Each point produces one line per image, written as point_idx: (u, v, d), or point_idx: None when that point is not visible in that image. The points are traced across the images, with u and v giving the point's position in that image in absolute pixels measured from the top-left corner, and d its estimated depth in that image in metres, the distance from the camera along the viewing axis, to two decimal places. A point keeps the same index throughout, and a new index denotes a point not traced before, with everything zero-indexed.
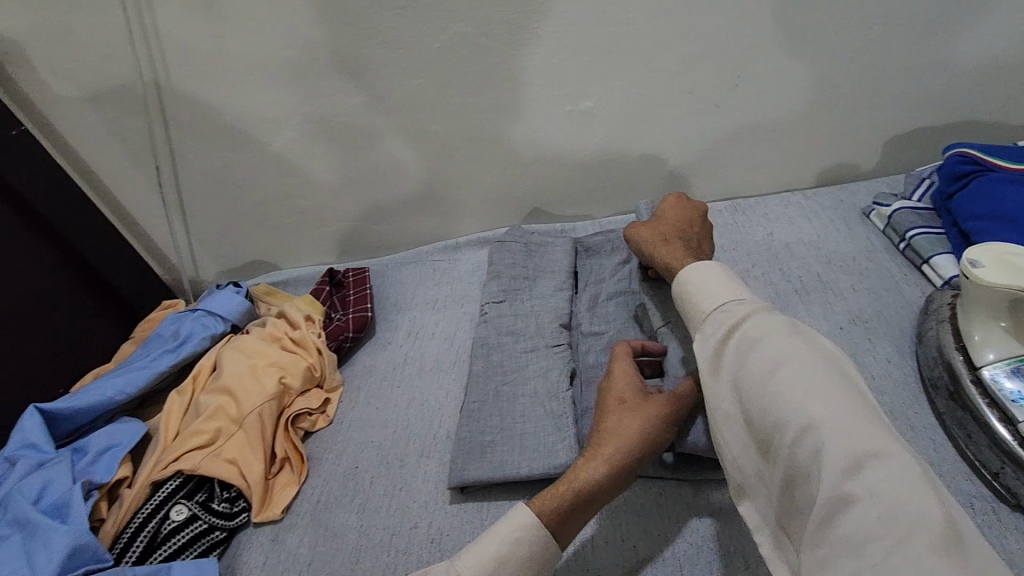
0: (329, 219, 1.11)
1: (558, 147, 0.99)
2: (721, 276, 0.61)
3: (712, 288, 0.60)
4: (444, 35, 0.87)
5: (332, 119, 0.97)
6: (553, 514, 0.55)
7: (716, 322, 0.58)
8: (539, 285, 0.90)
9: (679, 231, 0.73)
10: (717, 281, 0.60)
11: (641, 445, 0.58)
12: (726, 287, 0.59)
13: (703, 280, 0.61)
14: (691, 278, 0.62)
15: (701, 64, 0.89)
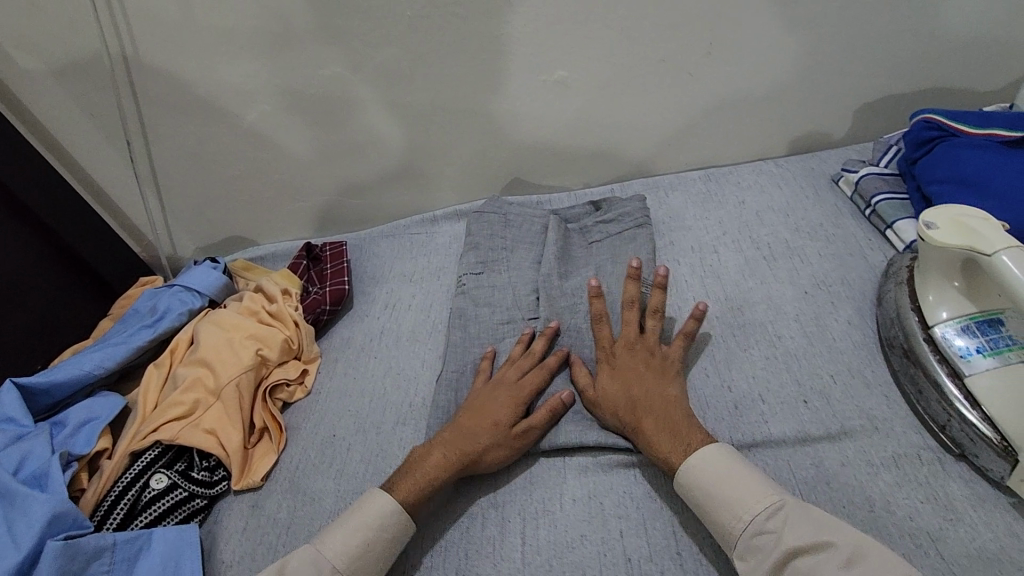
0: (306, 193, 1.10)
1: (534, 119, 0.98)
2: (733, 474, 0.56)
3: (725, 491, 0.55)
4: (413, 5, 0.86)
5: (304, 91, 0.96)
6: (404, 499, 0.61)
7: (756, 547, 0.51)
8: (515, 256, 0.90)
9: (641, 375, 0.66)
10: (736, 482, 0.55)
11: (490, 442, 0.64)
12: (736, 480, 0.55)
13: (706, 479, 0.56)
14: (708, 478, 0.56)
15: (674, 31, 0.89)
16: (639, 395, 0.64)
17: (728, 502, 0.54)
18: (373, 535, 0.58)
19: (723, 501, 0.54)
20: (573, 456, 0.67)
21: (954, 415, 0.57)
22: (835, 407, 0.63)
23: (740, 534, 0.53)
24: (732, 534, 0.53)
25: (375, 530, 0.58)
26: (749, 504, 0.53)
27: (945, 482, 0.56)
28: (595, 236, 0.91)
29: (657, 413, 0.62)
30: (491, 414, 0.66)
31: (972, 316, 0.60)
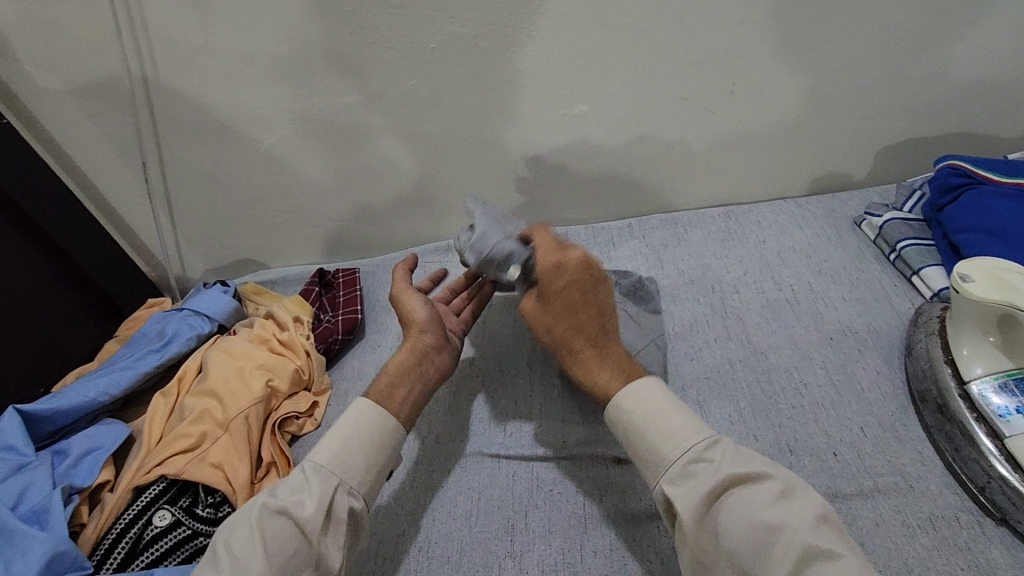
0: (320, 218, 1.09)
1: (552, 153, 0.98)
2: (664, 410, 0.56)
3: (654, 432, 0.56)
4: (437, 37, 0.86)
5: (323, 118, 0.96)
6: (377, 397, 0.62)
7: (694, 472, 0.52)
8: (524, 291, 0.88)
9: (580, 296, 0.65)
10: (659, 416, 0.56)
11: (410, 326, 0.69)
12: (680, 433, 0.55)
13: (642, 408, 0.57)
14: (634, 408, 0.57)
15: (694, 71, 0.89)
16: (586, 320, 0.65)
17: (660, 432, 0.56)
18: (351, 431, 0.59)
19: (655, 432, 0.56)
20: (593, 506, 0.64)
21: (995, 476, 0.54)
22: (866, 462, 0.61)
23: (677, 459, 0.53)
24: (662, 468, 0.54)
25: (352, 425, 0.59)
26: (682, 439, 0.54)
27: (985, 548, 0.53)
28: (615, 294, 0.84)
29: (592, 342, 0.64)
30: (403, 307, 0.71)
31: (1010, 372, 0.59)
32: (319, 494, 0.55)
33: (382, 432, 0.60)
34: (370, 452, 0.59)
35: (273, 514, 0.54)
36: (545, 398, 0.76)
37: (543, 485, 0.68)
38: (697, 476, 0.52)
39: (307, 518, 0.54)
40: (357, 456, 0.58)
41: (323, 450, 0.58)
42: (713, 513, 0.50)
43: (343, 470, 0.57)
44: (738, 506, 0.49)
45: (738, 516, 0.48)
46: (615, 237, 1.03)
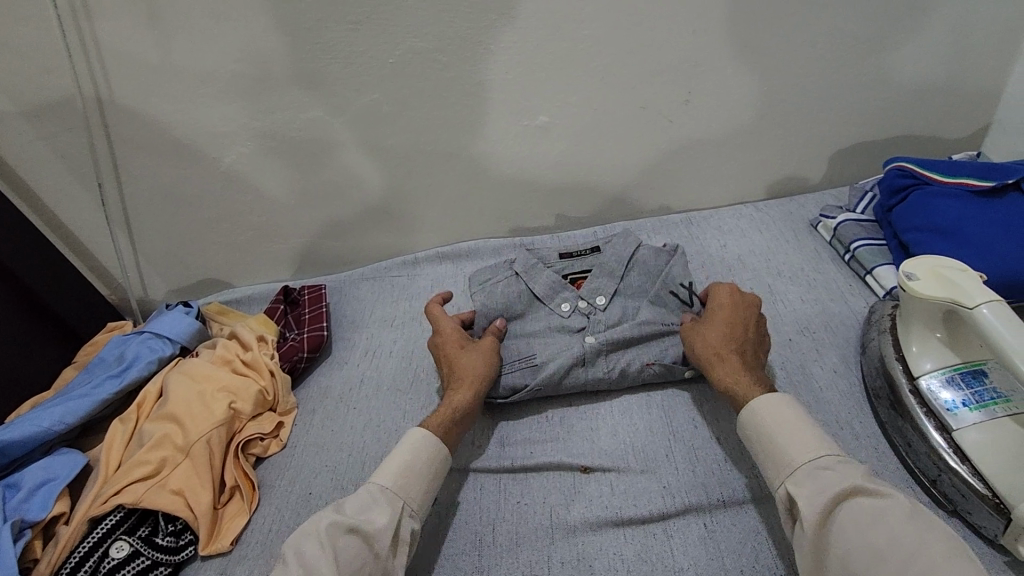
0: (285, 235, 1.08)
1: (517, 165, 0.99)
2: (796, 424, 0.58)
3: (785, 437, 0.57)
4: (396, 51, 0.86)
5: (284, 135, 0.95)
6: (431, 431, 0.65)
7: (822, 477, 0.53)
8: (533, 276, 0.84)
9: (751, 329, 0.70)
10: (793, 426, 0.58)
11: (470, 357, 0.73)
12: (801, 440, 0.56)
13: (771, 421, 0.59)
14: (769, 420, 0.59)
15: (652, 80, 0.90)
16: (742, 346, 0.68)
17: (791, 442, 0.57)
18: (410, 458, 0.62)
19: (781, 445, 0.57)
20: (562, 516, 0.64)
21: (944, 469, 0.56)
22: None
23: (805, 462, 0.55)
24: (788, 464, 0.56)
25: (411, 451, 0.62)
26: (809, 445, 0.55)
27: None
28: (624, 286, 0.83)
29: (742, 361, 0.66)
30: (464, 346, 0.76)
31: (956, 367, 0.60)
32: (385, 512, 0.57)
33: (436, 457, 0.63)
34: (426, 477, 0.62)
35: (343, 531, 0.55)
36: (512, 409, 0.76)
37: (516, 496, 0.67)
38: (823, 479, 0.53)
39: (377, 530, 0.55)
40: (415, 478, 0.61)
41: (384, 473, 0.61)
42: (834, 517, 0.50)
43: (403, 490, 0.60)
44: (862, 511, 0.49)
45: (856, 521, 0.49)
46: (581, 245, 1.04)
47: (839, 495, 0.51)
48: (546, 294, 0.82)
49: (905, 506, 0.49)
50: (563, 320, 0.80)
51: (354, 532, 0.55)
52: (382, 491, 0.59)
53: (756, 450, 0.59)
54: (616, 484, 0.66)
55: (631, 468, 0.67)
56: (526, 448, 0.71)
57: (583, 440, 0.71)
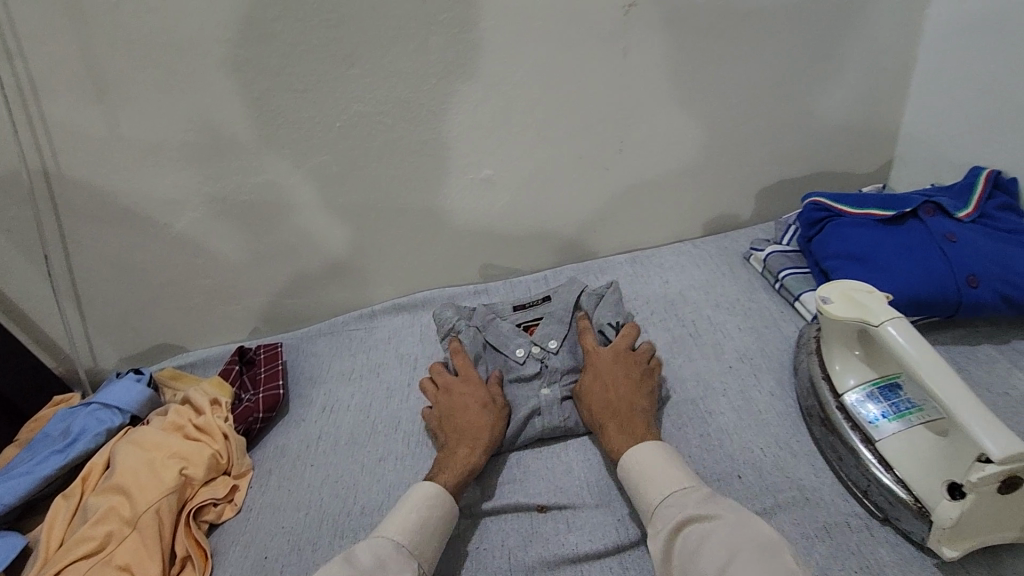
0: (239, 296, 1.08)
1: (465, 215, 1.03)
2: (654, 462, 0.63)
3: (643, 476, 0.63)
4: (342, 115, 0.91)
5: (235, 198, 0.97)
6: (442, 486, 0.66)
7: (662, 515, 0.59)
8: (488, 328, 0.87)
9: (628, 378, 0.74)
10: (650, 465, 0.63)
11: (492, 416, 0.73)
12: (657, 475, 0.62)
13: (641, 471, 0.63)
14: (635, 468, 0.64)
15: (586, 132, 0.97)
16: (616, 400, 0.72)
17: (646, 482, 0.62)
18: (421, 513, 0.62)
19: (638, 486, 0.63)
20: (520, 557, 0.65)
21: (873, 480, 0.59)
22: (767, 479, 0.65)
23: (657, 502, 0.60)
24: (647, 507, 0.61)
25: (421, 507, 0.63)
26: (659, 483, 0.61)
27: (873, 547, 0.57)
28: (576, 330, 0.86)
29: (619, 418, 0.70)
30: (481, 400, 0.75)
31: (876, 381, 0.65)
32: (403, 569, 0.57)
33: (447, 513, 0.64)
34: (436, 531, 0.62)
35: None
36: None
37: (475, 540, 0.67)
38: (666, 516, 0.58)
39: None
40: (428, 534, 0.61)
41: (398, 529, 0.60)
42: (676, 547, 0.56)
43: (416, 545, 0.60)
44: (691, 538, 0.55)
45: (690, 551, 0.54)
46: (533, 289, 1.08)
47: (673, 530, 0.57)
48: (501, 343, 0.85)
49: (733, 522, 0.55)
50: (518, 367, 0.82)
51: None
52: (396, 548, 0.59)
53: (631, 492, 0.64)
54: (572, 520, 0.67)
55: (586, 503, 0.69)
56: (485, 490, 0.72)
57: (540, 479, 0.72)
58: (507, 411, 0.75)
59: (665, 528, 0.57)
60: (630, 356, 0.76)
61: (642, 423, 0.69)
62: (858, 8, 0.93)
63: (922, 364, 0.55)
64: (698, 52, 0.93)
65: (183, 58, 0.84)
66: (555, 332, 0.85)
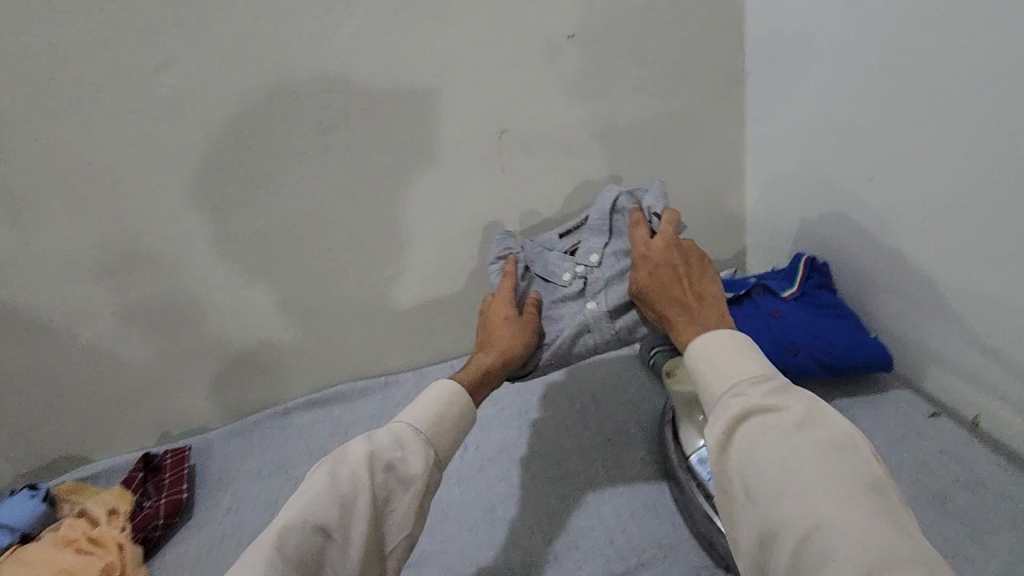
0: (151, 400, 1.10)
1: (373, 310, 1.10)
2: (724, 350, 0.60)
3: (708, 366, 0.60)
4: (252, 229, 0.97)
5: (148, 307, 1.01)
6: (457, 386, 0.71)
7: (724, 408, 0.56)
8: (534, 262, 0.91)
9: (685, 268, 0.72)
10: (720, 354, 0.60)
11: (506, 335, 0.81)
12: (727, 362, 0.59)
13: (713, 361, 0.60)
14: (700, 355, 0.61)
15: (481, 235, 1.08)
16: (677, 291, 0.70)
17: (710, 370, 0.60)
18: (439, 409, 0.67)
19: (705, 372, 0.60)
20: None
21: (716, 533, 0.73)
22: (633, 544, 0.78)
23: (722, 391, 0.58)
24: (713, 397, 0.58)
25: (440, 403, 0.67)
26: (725, 371, 0.58)
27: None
28: (607, 250, 0.88)
29: (684, 309, 0.68)
30: (504, 325, 0.82)
31: None
32: (420, 455, 0.63)
33: (466, 413, 0.69)
34: (451, 426, 0.67)
35: (381, 466, 0.61)
36: None
37: None
38: (731, 407, 0.56)
39: (413, 474, 0.61)
40: (443, 428, 0.66)
41: (411, 416, 0.66)
42: (734, 444, 0.54)
43: (433, 435, 0.65)
44: (751, 439, 0.53)
45: (752, 448, 0.53)
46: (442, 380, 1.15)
47: (733, 423, 0.55)
48: (548, 271, 0.89)
49: (800, 418, 0.53)
50: (564, 288, 0.87)
51: (388, 469, 0.61)
52: (409, 437, 0.63)
53: (695, 378, 0.62)
54: None
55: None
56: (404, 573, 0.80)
57: (451, 557, 0.82)
58: (535, 329, 0.84)
59: (723, 419, 0.55)
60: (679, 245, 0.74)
61: (707, 312, 0.67)
62: (708, 122, 1.08)
63: None
64: (577, 162, 1.05)
65: (84, 189, 0.90)
66: (555, 265, 0.90)
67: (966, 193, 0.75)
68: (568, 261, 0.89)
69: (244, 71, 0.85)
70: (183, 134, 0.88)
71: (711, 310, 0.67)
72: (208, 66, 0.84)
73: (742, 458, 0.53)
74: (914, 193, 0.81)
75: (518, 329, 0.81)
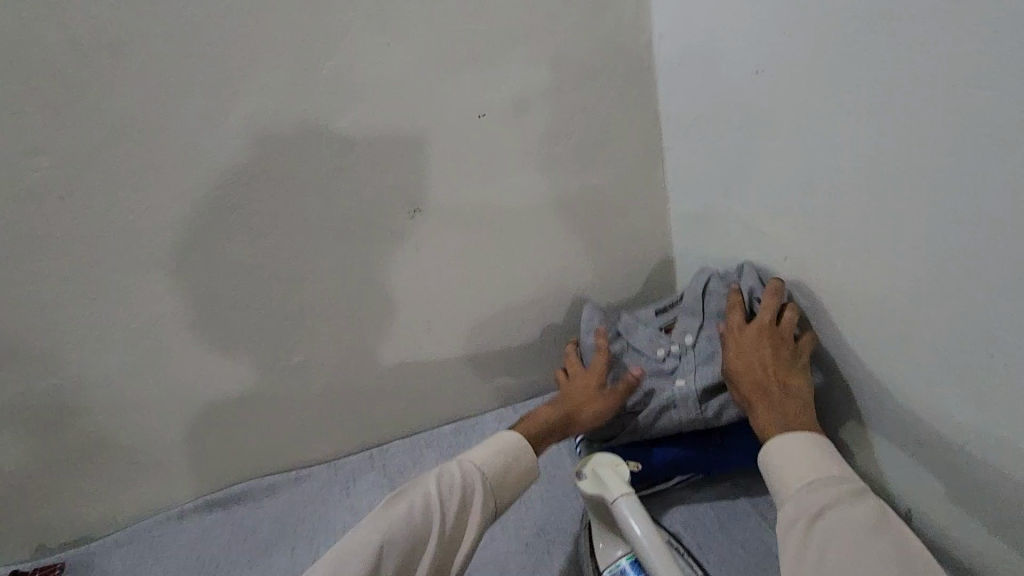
0: (19, 509, 0.98)
1: (279, 401, 1.02)
2: (806, 452, 0.69)
3: (788, 465, 0.68)
4: (137, 320, 0.90)
5: (15, 408, 0.90)
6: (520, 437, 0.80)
7: (801, 502, 0.64)
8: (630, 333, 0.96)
9: (774, 358, 0.79)
10: (798, 456, 0.69)
11: (584, 397, 0.89)
12: (803, 462, 0.68)
13: (783, 459, 0.69)
14: (775, 452, 0.70)
15: (394, 318, 1.02)
16: (764, 379, 0.77)
17: (797, 466, 0.68)
18: (497, 456, 0.76)
19: (787, 470, 0.68)
20: None
21: None
22: None
23: (797, 488, 0.66)
24: (785, 491, 0.67)
25: (500, 452, 0.77)
26: (801, 473, 0.67)
27: None
28: (708, 330, 0.91)
29: (769, 399, 0.76)
30: (582, 389, 0.91)
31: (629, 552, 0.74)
32: (476, 496, 0.71)
33: (528, 472, 0.77)
34: (503, 468, 0.76)
35: (448, 499, 0.69)
36: None
37: None
38: (802, 503, 0.64)
39: (473, 506, 0.71)
40: (502, 472, 0.75)
41: (478, 459, 0.74)
42: (806, 535, 0.61)
43: (496, 477, 0.74)
44: (827, 530, 0.60)
45: (824, 540, 0.60)
46: (356, 472, 1.08)
47: (811, 520, 0.62)
48: (642, 343, 0.95)
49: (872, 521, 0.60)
50: (655, 362, 0.92)
51: (451, 497, 0.70)
52: (473, 479, 0.72)
53: (768, 473, 0.71)
54: None
55: None
56: None
57: None
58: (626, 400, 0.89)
59: (803, 516, 0.63)
60: (772, 334, 0.80)
61: (788, 400, 0.75)
62: (628, 197, 1.06)
63: (647, 544, 0.63)
64: (494, 239, 1.02)
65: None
66: (640, 339, 0.95)
67: (867, 273, 0.73)
68: (669, 340, 0.93)
69: (124, 157, 0.80)
70: (55, 224, 0.81)
71: (797, 405, 0.75)
72: (80, 151, 0.78)
73: (818, 543, 0.60)
74: (822, 272, 0.80)
75: (592, 390, 0.90)
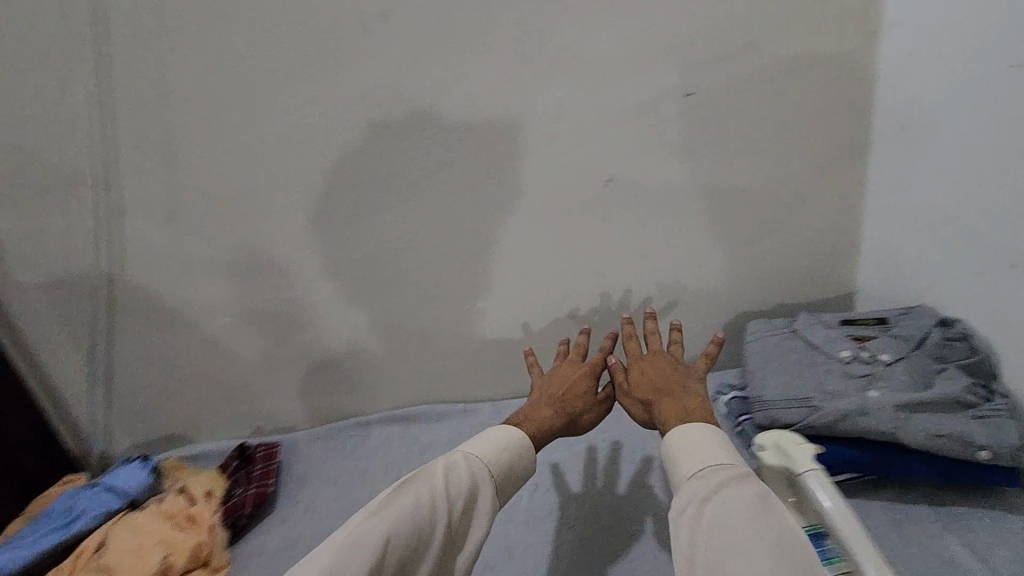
0: (251, 395, 1.19)
1: (462, 338, 1.14)
2: (704, 444, 0.67)
3: (694, 452, 0.66)
4: (365, 247, 1.05)
5: (264, 309, 1.11)
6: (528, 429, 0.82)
7: (691, 484, 0.63)
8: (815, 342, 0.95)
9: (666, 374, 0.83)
10: (700, 447, 0.66)
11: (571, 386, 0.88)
12: (698, 452, 0.66)
13: (677, 449, 0.68)
14: (676, 442, 0.68)
15: (574, 276, 1.09)
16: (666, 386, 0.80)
17: (692, 453, 0.66)
18: (501, 453, 0.75)
19: (686, 456, 0.66)
20: None
21: None
22: None
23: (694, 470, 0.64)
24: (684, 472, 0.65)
25: (503, 449, 0.76)
26: (701, 457, 0.65)
27: None
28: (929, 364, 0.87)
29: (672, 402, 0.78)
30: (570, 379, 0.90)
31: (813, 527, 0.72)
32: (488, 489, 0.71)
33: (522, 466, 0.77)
34: (504, 470, 0.75)
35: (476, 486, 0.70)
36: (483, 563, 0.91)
37: None
38: (693, 487, 0.62)
39: (486, 498, 0.71)
40: (500, 473, 0.74)
41: (481, 451, 0.74)
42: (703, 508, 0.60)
43: (493, 472, 0.74)
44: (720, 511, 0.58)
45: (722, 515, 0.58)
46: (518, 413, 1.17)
47: (706, 498, 0.60)
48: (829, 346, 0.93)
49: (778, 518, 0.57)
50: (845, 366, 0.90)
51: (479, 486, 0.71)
52: (481, 472, 0.72)
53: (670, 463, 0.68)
54: None
55: None
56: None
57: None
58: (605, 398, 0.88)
59: (698, 494, 0.61)
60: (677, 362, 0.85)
61: (689, 400, 0.77)
62: (827, 184, 1.03)
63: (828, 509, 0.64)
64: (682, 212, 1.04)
65: (233, 196, 1.01)
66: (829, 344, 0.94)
67: None
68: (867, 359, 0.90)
69: (382, 103, 0.94)
70: (324, 154, 0.97)
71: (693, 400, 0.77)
72: (350, 100, 0.94)
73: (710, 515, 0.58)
74: None
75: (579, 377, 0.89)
